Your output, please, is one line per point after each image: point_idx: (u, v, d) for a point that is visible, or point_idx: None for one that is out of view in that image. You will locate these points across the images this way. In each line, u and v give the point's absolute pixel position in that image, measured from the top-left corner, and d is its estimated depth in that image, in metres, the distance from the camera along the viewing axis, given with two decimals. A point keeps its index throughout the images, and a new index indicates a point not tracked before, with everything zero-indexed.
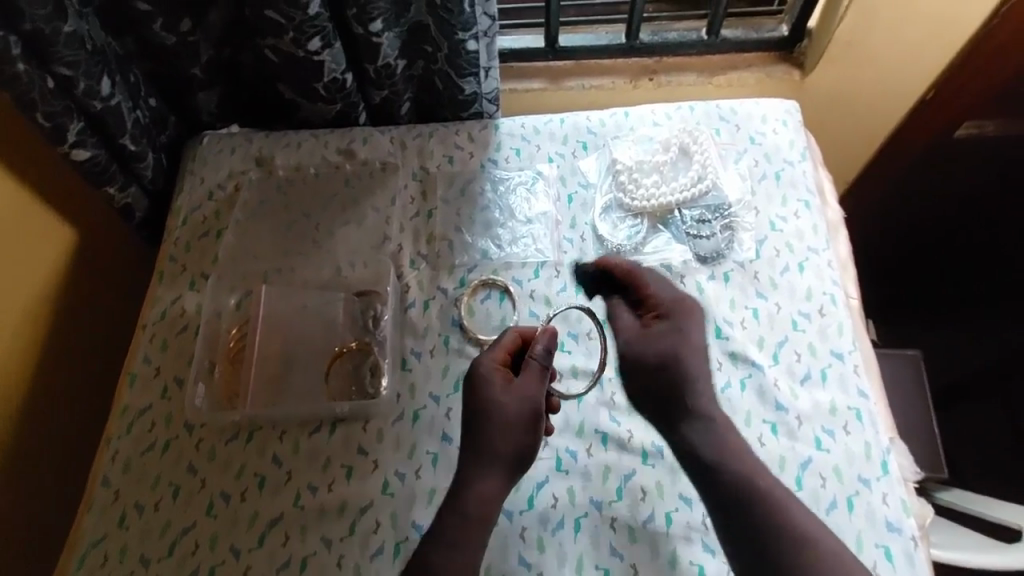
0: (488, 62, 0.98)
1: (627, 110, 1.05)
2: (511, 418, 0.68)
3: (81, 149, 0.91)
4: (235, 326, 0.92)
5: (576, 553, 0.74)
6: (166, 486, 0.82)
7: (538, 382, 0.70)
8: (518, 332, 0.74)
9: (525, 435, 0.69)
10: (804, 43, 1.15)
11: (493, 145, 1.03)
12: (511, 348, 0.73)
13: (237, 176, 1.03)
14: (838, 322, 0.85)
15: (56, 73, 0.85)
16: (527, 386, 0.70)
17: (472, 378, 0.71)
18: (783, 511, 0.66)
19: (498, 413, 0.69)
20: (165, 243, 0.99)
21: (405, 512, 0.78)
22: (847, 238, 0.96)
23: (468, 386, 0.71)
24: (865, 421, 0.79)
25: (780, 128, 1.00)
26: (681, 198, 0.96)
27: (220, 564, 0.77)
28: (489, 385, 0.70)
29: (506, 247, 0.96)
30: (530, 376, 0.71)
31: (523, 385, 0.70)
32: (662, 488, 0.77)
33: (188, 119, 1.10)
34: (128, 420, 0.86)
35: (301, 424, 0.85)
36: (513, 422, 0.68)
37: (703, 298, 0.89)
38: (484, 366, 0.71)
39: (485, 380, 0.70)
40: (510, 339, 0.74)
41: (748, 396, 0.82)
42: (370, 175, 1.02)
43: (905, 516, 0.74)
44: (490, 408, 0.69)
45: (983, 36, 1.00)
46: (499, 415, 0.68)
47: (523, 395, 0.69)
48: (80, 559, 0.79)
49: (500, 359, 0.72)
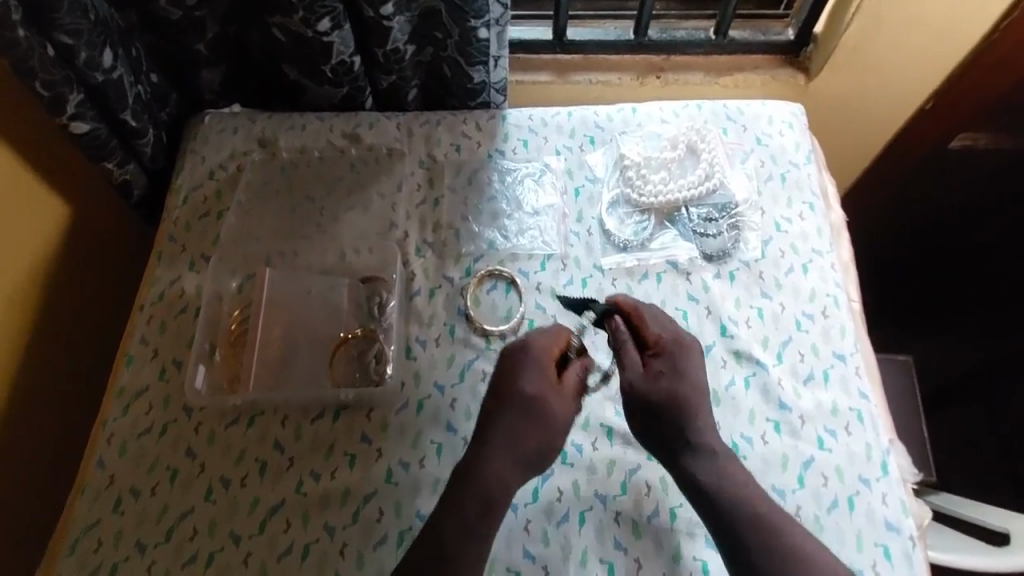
0: (498, 52, 0.97)
1: (635, 106, 1.04)
2: (552, 414, 0.70)
3: (81, 122, 0.89)
4: (237, 309, 0.90)
5: (580, 546, 0.74)
6: (164, 470, 0.80)
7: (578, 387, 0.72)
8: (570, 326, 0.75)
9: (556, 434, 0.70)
10: (810, 47, 1.16)
11: (501, 136, 1.02)
12: (562, 340, 0.74)
13: (239, 157, 1.01)
14: (841, 324, 0.87)
15: (58, 42, 0.82)
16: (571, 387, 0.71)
17: (522, 361, 0.71)
18: (771, 526, 0.65)
19: (542, 406, 0.69)
20: (164, 223, 0.97)
21: (409, 501, 0.78)
22: (849, 242, 0.97)
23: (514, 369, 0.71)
24: (866, 422, 0.81)
25: (786, 130, 1.01)
26: (688, 195, 0.96)
27: (219, 550, 0.76)
28: (536, 369, 0.71)
29: (513, 238, 0.96)
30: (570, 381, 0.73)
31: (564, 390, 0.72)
32: (667, 483, 0.77)
33: (189, 97, 1.08)
34: (125, 401, 0.85)
35: (303, 410, 0.83)
36: (552, 418, 0.70)
37: (708, 296, 0.89)
38: (536, 352, 0.72)
39: (532, 363, 0.71)
40: (561, 330, 0.75)
41: (752, 394, 0.83)
42: (375, 161, 1.01)
43: (904, 516, 0.75)
44: (533, 397, 0.69)
45: (986, 48, 1.01)
46: (543, 409, 0.69)
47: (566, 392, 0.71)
48: (75, 541, 0.77)
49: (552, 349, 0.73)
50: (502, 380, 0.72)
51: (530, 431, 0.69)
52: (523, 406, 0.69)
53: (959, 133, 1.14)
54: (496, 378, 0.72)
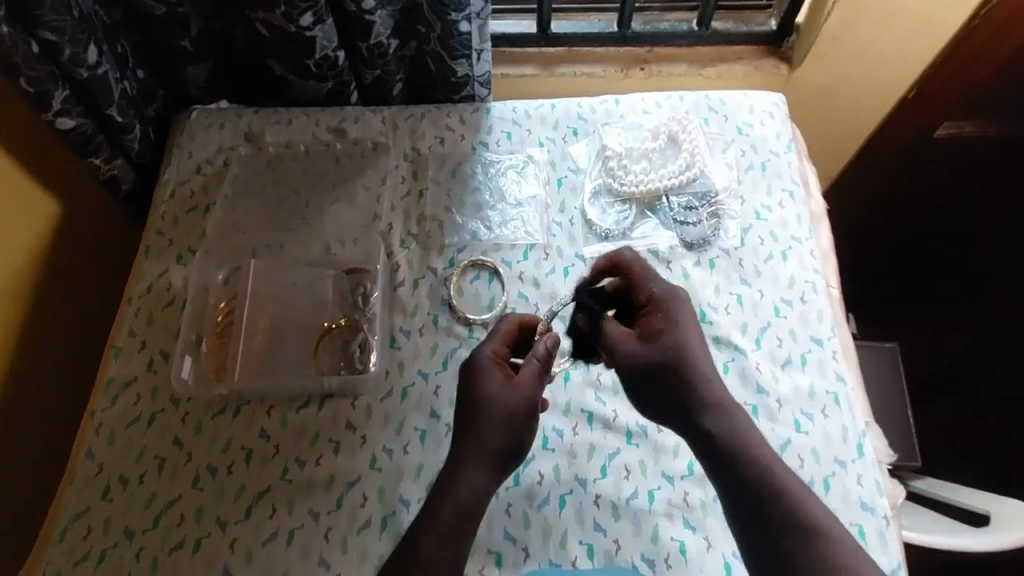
0: (481, 45, 0.98)
1: (617, 98, 1.05)
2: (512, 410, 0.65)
3: (66, 117, 0.90)
4: (223, 301, 0.92)
5: (560, 528, 0.75)
6: (152, 459, 0.82)
7: (537, 380, 0.68)
8: (516, 323, 0.74)
9: (523, 431, 0.65)
10: (791, 38, 1.21)
11: (485, 129, 1.03)
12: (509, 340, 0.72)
13: (226, 151, 1.03)
14: (818, 310, 0.88)
15: (41, 38, 0.83)
16: (528, 380, 0.67)
17: (470, 364, 0.68)
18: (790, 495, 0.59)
19: (500, 403, 0.65)
20: (152, 217, 0.98)
21: (393, 486, 0.79)
22: (828, 230, 0.98)
23: (467, 376, 0.68)
24: (843, 405, 0.82)
25: (766, 120, 1.02)
26: (669, 185, 0.97)
27: (205, 537, 0.77)
28: (493, 373, 0.67)
29: (496, 228, 0.97)
30: (532, 370, 0.68)
31: (526, 376, 0.67)
32: (646, 466, 0.78)
33: (177, 93, 1.09)
34: (113, 393, 0.86)
35: (289, 399, 0.85)
36: (514, 415, 0.65)
37: (688, 284, 0.90)
38: (484, 354, 0.69)
39: (488, 368, 0.67)
40: (507, 329, 0.73)
41: (730, 379, 0.84)
42: (360, 154, 1.02)
43: (878, 496, 0.77)
44: (488, 396, 0.65)
45: (965, 36, 1.00)
46: (500, 406, 0.65)
47: (523, 387, 0.66)
48: (64, 529, 0.78)
49: (498, 352, 0.70)
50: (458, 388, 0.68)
51: (493, 434, 0.64)
52: (480, 410, 0.65)
53: (944, 122, 1.13)
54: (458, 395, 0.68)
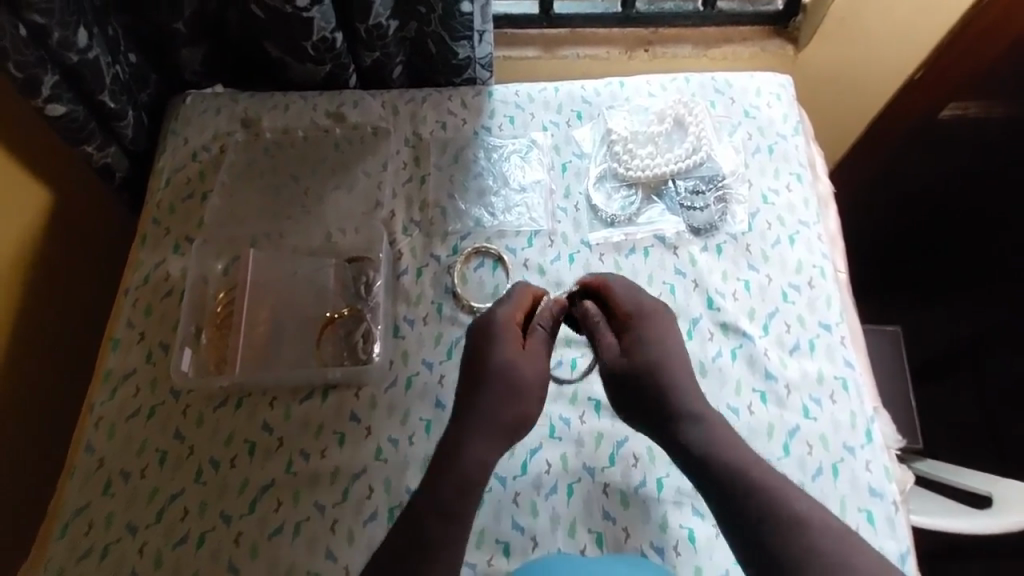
0: (483, 26, 0.95)
1: (622, 80, 1.03)
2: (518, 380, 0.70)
3: (57, 104, 0.87)
4: (223, 291, 0.90)
5: (568, 517, 0.75)
6: (153, 452, 0.80)
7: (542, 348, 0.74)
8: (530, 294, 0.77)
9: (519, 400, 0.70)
10: (799, 17, 1.13)
11: (487, 113, 1.01)
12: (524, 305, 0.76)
13: (221, 138, 1.00)
14: (828, 295, 0.87)
15: (30, 22, 0.80)
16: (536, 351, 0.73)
17: (487, 328, 0.73)
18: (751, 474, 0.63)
19: (507, 370, 0.70)
20: (148, 206, 0.96)
21: (398, 477, 0.78)
22: (837, 213, 0.97)
23: (481, 339, 0.73)
24: (851, 390, 0.81)
25: (773, 102, 1.00)
26: (676, 168, 0.95)
27: (209, 530, 0.76)
28: (507, 340, 0.72)
29: (500, 215, 0.95)
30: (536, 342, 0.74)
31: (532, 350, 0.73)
32: (654, 454, 0.77)
33: (169, 78, 1.06)
34: (112, 385, 0.84)
35: (292, 390, 0.83)
36: (522, 382, 0.71)
37: (696, 270, 0.89)
38: (499, 320, 0.74)
39: (502, 334, 0.72)
40: (522, 298, 0.76)
41: (739, 365, 0.83)
42: (360, 140, 1.00)
43: (886, 482, 0.76)
44: (499, 364, 0.70)
45: (974, 16, 1.00)
46: (510, 370, 0.71)
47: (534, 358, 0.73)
48: (66, 524, 0.77)
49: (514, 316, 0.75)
50: (472, 347, 0.73)
51: (497, 405, 0.69)
52: (489, 368, 0.71)
53: (950, 103, 1.13)
54: (468, 356, 0.73)
